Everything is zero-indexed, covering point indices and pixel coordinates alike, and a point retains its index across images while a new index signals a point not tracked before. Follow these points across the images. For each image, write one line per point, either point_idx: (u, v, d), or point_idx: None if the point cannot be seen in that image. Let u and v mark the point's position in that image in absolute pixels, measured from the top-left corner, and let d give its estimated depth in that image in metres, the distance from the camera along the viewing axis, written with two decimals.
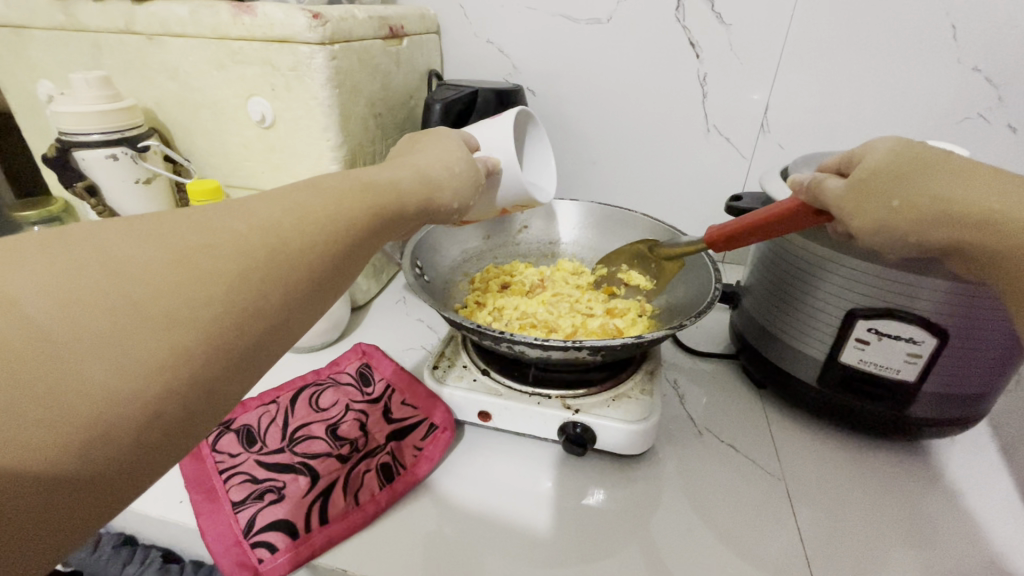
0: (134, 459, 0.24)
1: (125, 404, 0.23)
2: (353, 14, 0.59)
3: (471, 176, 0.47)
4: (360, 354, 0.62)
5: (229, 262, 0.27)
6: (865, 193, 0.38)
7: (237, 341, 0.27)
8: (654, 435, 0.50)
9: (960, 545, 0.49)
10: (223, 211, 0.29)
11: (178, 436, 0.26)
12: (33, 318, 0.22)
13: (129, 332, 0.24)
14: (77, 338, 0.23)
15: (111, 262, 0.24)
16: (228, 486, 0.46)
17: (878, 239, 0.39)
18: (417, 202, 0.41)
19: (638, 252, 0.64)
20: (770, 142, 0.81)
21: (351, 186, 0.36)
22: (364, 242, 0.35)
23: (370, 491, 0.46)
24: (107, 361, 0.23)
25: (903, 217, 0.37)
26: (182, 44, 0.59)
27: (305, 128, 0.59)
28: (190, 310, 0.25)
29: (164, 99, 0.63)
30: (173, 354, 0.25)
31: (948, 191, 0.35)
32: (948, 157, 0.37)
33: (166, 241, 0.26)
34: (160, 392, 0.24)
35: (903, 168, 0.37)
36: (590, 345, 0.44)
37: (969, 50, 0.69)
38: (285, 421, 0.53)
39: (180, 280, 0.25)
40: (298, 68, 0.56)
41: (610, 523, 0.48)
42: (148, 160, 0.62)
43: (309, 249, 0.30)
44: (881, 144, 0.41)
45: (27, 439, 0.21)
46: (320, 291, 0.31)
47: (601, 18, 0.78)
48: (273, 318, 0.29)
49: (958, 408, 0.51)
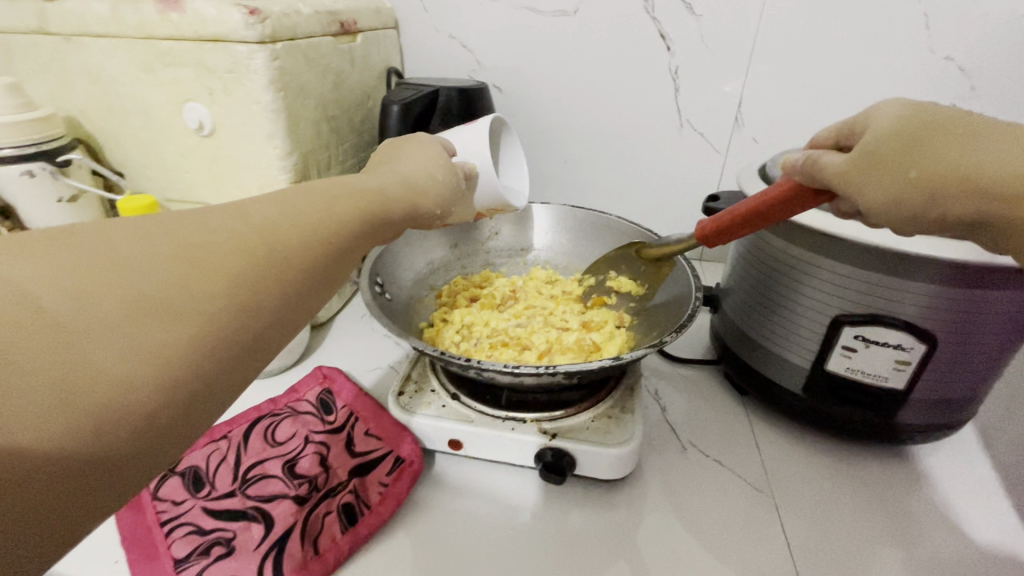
0: (144, 448, 0.22)
1: (135, 398, 0.21)
2: (297, 8, 0.54)
3: (453, 181, 0.43)
4: (321, 378, 0.57)
5: (233, 258, 0.25)
6: (873, 165, 0.33)
7: (242, 334, 0.25)
8: (636, 459, 0.47)
9: (952, 547, 0.48)
10: (223, 209, 0.27)
11: (186, 428, 0.24)
12: (45, 307, 0.20)
13: (138, 325, 0.22)
14: (85, 329, 0.21)
15: (119, 256, 0.23)
16: (171, 541, 0.41)
17: (893, 218, 0.34)
18: (403, 210, 0.37)
19: (623, 256, 0.60)
20: (745, 136, 0.78)
21: (341, 189, 0.32)
22: (344, 253, 0.30)
23: (331, 536, 0.42)
24: (116, 354, 0.21)
25: (921, 191, 0.32)
26: (105, 45, 0.53)
27: (248, 135, 0.54)
28: (195, 304, 0.23)
29: (89, 107, 0.58)
30: (183, 347, 0.23)
31: (976, 158, 0.30)
32: (968, 118, 0.32)
33: (169, 236, 0.24)
34: (169, 384, 0.22)
35: (917, 133, 0.32)
36: (564, 369, 0.41)
37: (941, 39, 0.68)
38: (236, 459, 0.48)
39: (184, 273, 0.23)
40: (236, 70, 0.51)
41: (592, 551, 0.45)
42: (72, 175, 0.56)
43: (307, 249, 0.28)
44: (880, 107, 0.36)
45: (42, 428, 0.19)
46: (317, 287, 0.28)
47: (568, 10, 0.74)
48: (273, 313, 0.26)
49: (946, 414, 0.50)
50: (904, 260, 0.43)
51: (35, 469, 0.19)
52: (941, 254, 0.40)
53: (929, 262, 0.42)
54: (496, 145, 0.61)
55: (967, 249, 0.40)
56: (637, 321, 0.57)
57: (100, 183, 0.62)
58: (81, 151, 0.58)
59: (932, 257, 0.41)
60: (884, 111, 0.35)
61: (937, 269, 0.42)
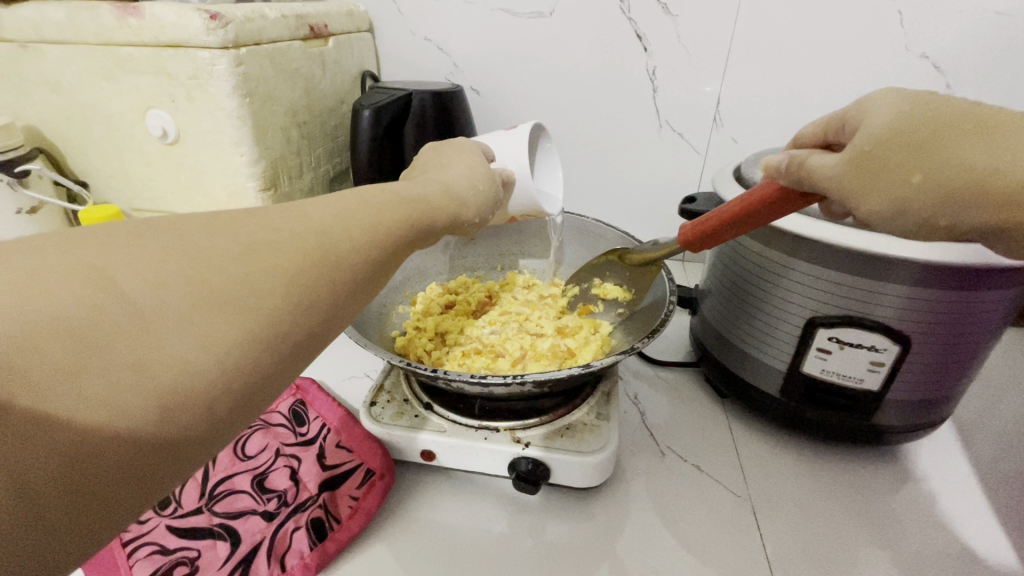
0: (204, 433, 0.22)
1: (198, 388, 0.21)
2: (263, 12, 0.53)
3: (491, 192, 0.43)
4: (293, 390, 0.56)
5: (293, 258, 0.25)
6: (872, 168, 0.31)
7: (296, 331, 0.24)
8: (611, 467, 0.46)
9: (933, 544, 0.48)
10: (285, 211, 0.27)
11: (240, 417, 0.23)
12: (123, 293, 0.20)
13: (207, 317, 0.21)
14: (156, 316, 0.20)
15: (192, 249, 0.22)
16: (133, 561, 0.40)
17: (897, 226, 0.32)
18: (447, 220, 0.36)
19: (609, 263, 0.59)
20: (724, 136, 0.78)
21: (386, 196, 0.32)
22: (387, 259, 0.30)
23: (299, 553, 0.41)
24: (185, 343, 0.21)
25: (929, 197, 0.30)
26: (62, 53, 0.52)
27: (214, 143, 0.53)
28: (257, 299, 0.23)
29: (48, 116, 0.56)
30: (244, 339, 0.22)
31: (992, 160, 0.28)
32: (975, 109, 0.29)
33: (237, 231, 0.24)
34: (232, 372, 0.22)
35: (920, 132, 0.30)
36: (533, 378, 0.40)
37: (916, 37, 0.68)
38: (204, 475, 0.47)
39: (252, 269, 0.23)
40: (198, 76, 0.50)
41: (571, 563, 0.44)
42: (31, 185, 0.56)
43: (354, 255, 0.27)
44: (877, 98, 0.34)
45: (117, 408, 0.19)
46: (361, 292, 0.28)
47: (544, 12, 0.73)
48: (322, 314, 0.25)
49: (925, 414, 0.50)
50: (879, 261, 0.42)
51: (105, 448, 0.19)
52: (915, 254, 0.40)
53: (904, 264, 0.42)
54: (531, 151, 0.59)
55: (937, 250, 0.40)
56: (624, 324, 0.56)
57: (63, 193, 0.61)
58: (41, 161, 0.57)
59: (903, 258, 0.41)
60: (879, 106, 0.33)
61: (913, 271, 0.42)
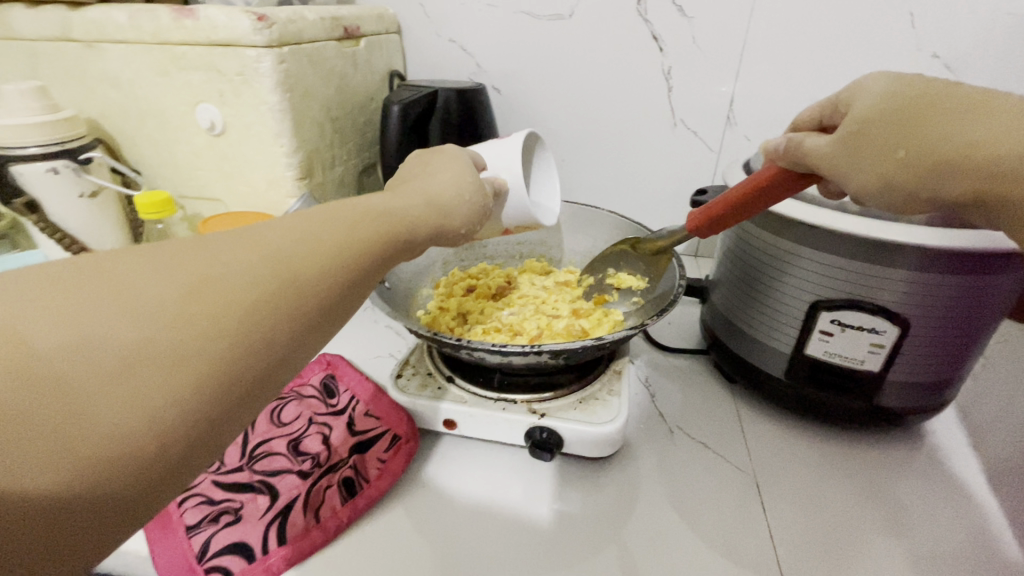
0: (140, 491, 0.21)
1: (129, 452, 0.20)
2: (303, 14, 0.57)
3: (480, 202, 0.44)
4: (324, 365, 0.60)
5: (244, 295, 0.24)
6: (858, 145, 0.35)
7: (248, 373, 0.24)
8: (621, 439, 0.49)
9: (933, 526, 0.49)
10: (237, 239, 0.26)
11: (184, 470, 0.23)
12: (42, 356, 0.19)
13: (138, 375, 0.21)
14: (76, 381, 0.19)
15: (123, 294, 0.21)
16: (183, 510, 0.44)
17: (885, 199, 0.35)
18: (428, 231, 0.37)
19: (622, 252, 0.62)
20: (737, 134, 0.80)
21: (366, 213, 0.32)
22: (360, 280, 0.29)
23: (331, 507, 0.45)
24: (112, 408, 0.20)
25: (910, 168, 0.33)
26: (122, 51, 0.57)
27: (257, 134, 0.58)
28: (201, 347, 0.22)
29: (108, 109, 0.62)
30: (186, 394, 0.22)
31: (969, 136, 0.30)
32: (958, 88, 0.32)
33: (178, 270, 0.23)
34: (170, 428, 0.21)
35: (902, 109, 0.33)
36: (549, 349, 0.44)
37: (928, 37, 0.69)
38: (245, 438, 0.51)
39: (191, 316, 0.22)
40: (245, 72, 0.54)
41: (583, 528, 0.47)
42: (93, 172, 0.61)
43: (318, 284, 0.27)
44: (867, 81, 0.37)
45: (38, 480, 0.19)
46: (329, 317, 0.27)
47: (564, 14, 0.77)
48: (280, 350, 0.25)
49: (925, 398, 0.52)
50: (882, 248, 0.45)
51: (25, 519, 0.19)
52: (915, 239, 0.42)
53: (905, 249, 0.44)
54: (528, 160, 0.62)
55: (936, 234, 0.42)
56: (638, 311, 0.58)
57: (118, 180, 0.66)
58: (101, 150, 0.62)
59: (904, 243, 0.43)
60: (870, 86, 0.36)
61: (915, 257, 0.44)
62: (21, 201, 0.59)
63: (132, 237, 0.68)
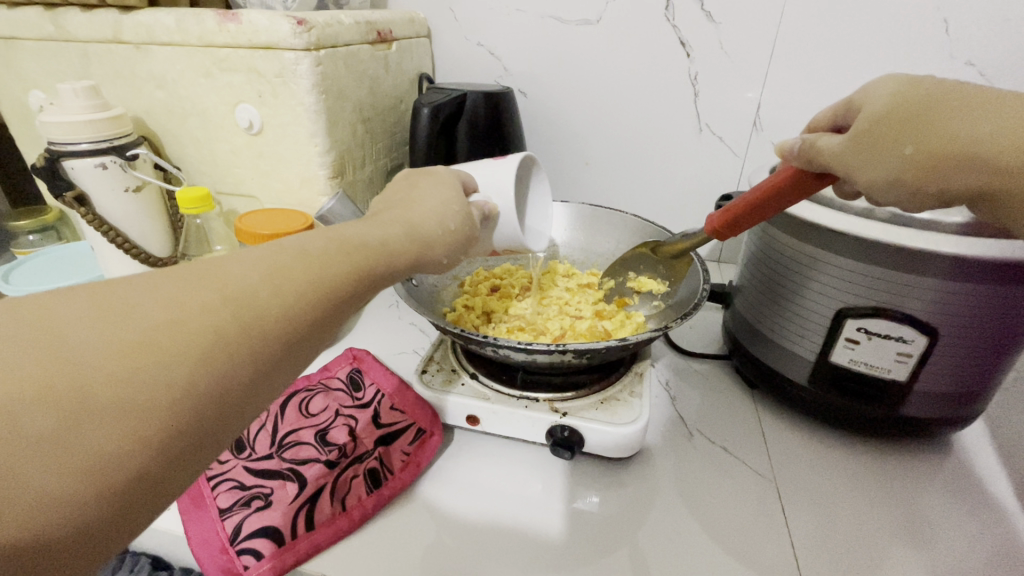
0: (92, 540, 0.22)
1: (69, 510, 0.21)
2: (340, 19, 0.59)
3: (463, 229, 0.43)
4: (351, 359, 0.62)
5: (197, 342, 0.24)
6: (867, 144, 0.36)
7: (205, 417, 0.24)
8: (641, 440, 0.50)
9: (957, 540, 0.48)
10: (196, 278, 0.26)
11: (136, 516, 0.23)
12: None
13: (79, 431, 0.21)
14: (14, 439, 0.19)
15: (70, 345, 0.21)
16: (216, 494, 0.46)
17: (893, 195, 0.36)
18: (407, 263, 0.37)
19: (642, 257, 0.62)
20: (763, 140, 0.80)
21: (341, 244, 0.32)
22: (331, 313, 0.30)
23: (357, 496, 0.46)
24: (51, 465, 0.20)
25: (918, 165, 0.34)
26: (169, 53, 0.60)
27: (293, 134, 0.60)
28: (150, 396, 0.22)
29: (153, 108, 0.65)
30: (132, 445, 0.22)
31: (977, 130, 0.33)
32: (963, 89, 0.34)
33: (128, 316, 0.23)
34: (120, 479, 0.22)
35: (911, 110, 0.35)
36: (573, 349, 0.45)
37: (962, 45, 0.68)
38: (274, 426, 0.52)
39: (142, 365, 0.22)
40: (284, 74, 0.56)
41: (601, 527, 0.47)
42: (138, 168, 0.64)
43: (283, 322, 0.27)
44: (876, 86, 0.39)
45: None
46: (299, 351, 0.28)
47: (591, 19, 0.78)
48: (238, 391, 0.25)
49: (952, 408, 0.51)
50: (912, 256, 0.44)
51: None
52: (946, 248, 0.42)
53: (937, 258, 0.43)
54: (525, 181, 0.61)
55: (968, 243, 0.42)
56: (659, 314, 0.59)
57: (160, 176, 0.69)
58: (146, 147, 0.65)
59: (936, 252, 0.43)
60: (880, 90, 0.38)
61: (948, 266, 0.43)
62: (71, 195, 0.61)
63: (171, 231, 0.71)
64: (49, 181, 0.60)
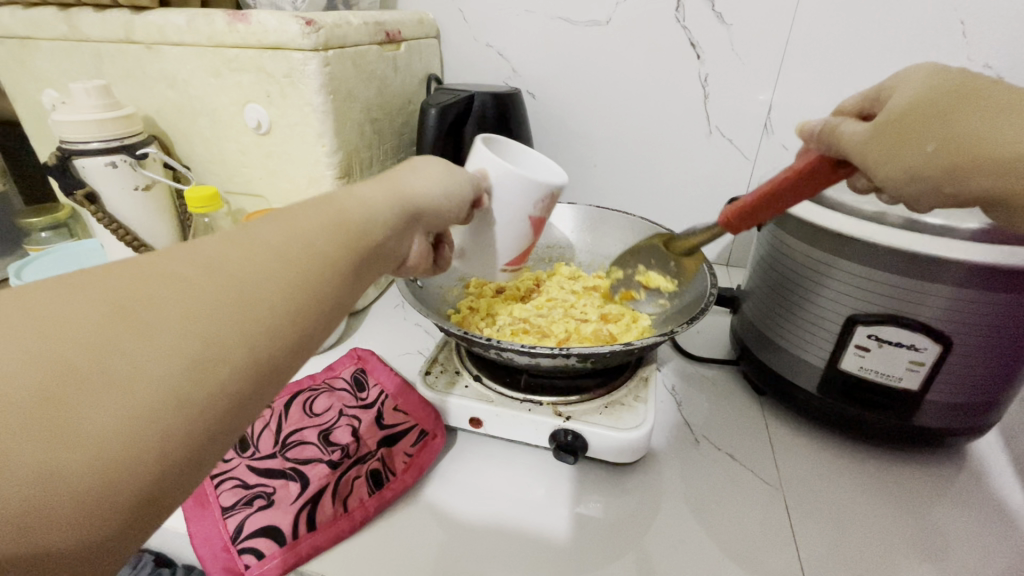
0: (116, 527, 0.21)
1: (82, 493, 0.20)
2: (348, 19, 0.59)
3: (456, 196, 0.42)
4: (356, 359, 0.62)
5: (198, 316, 0.23)
6: (891, 135, 0.36)
7: (219, 394, 0.23)
8: (646, 445, 0.49)
9: (971, 554, 0.47)
10: (191, 258, 0.25)
11: (158, 501, 0.22)
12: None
13: (80, 410, 0.20)
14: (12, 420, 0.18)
15: (67, 328, 0.21)
16: (219, 491, 0.46)
17: (907, 192, 0.36)
18: (400, 229, 0.36)
19: (654, 249, 0.60)
20: (774, 142, 0.79)
21: (337, 220, 0.31)
22: (338, 295, 0.29)
23: (359, 497, 0.46)
24: (54, 446, 0.19)
25: (937, 164, 0.34)
26: (179, 52, 0.60)
27: (301, 134, 0.60)
28: (151, 371, 0.21)
29: (164, 108, 0.65)
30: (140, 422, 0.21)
31: (1004, 133, 0.31)
32: (994, 88, 0.33)
33: (124, 297, 0.22)
34: (133, 459, 0.21)
35: (939, 103, 0.34)
36: (577, 353, 0.44)
37: (979, 47, 0.67)
38: (278, 425, 0.53)
39: (143, 340, 0.21)
40: (292, 74, 0.57)
41: (604, 533, 0.47)
42: (147, 167, 0.64)
43: (287, 296, 0.26)
44: (912, 75, 0.38)
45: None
46: (311, 333, 0.27)
47: (601, 20, 0.77)
48: (251, 366, 0.24)
49: (966, 419, 0.50)
50: (924, 263, 0.43)
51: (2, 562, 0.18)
52: (961, 256, 0.41)
53: (951, 266, 0.42)
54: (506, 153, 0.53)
55: (983, 251, 0.41)
56: (665, 318, 0.58)
57: (170, 175, 0.69)
58: (156, 146, 0.65)
59: (952, 259, 0.42)
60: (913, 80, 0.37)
61: (962, 273, 0.42)
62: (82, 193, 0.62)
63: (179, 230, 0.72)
64: (61, 180, 0.61)
